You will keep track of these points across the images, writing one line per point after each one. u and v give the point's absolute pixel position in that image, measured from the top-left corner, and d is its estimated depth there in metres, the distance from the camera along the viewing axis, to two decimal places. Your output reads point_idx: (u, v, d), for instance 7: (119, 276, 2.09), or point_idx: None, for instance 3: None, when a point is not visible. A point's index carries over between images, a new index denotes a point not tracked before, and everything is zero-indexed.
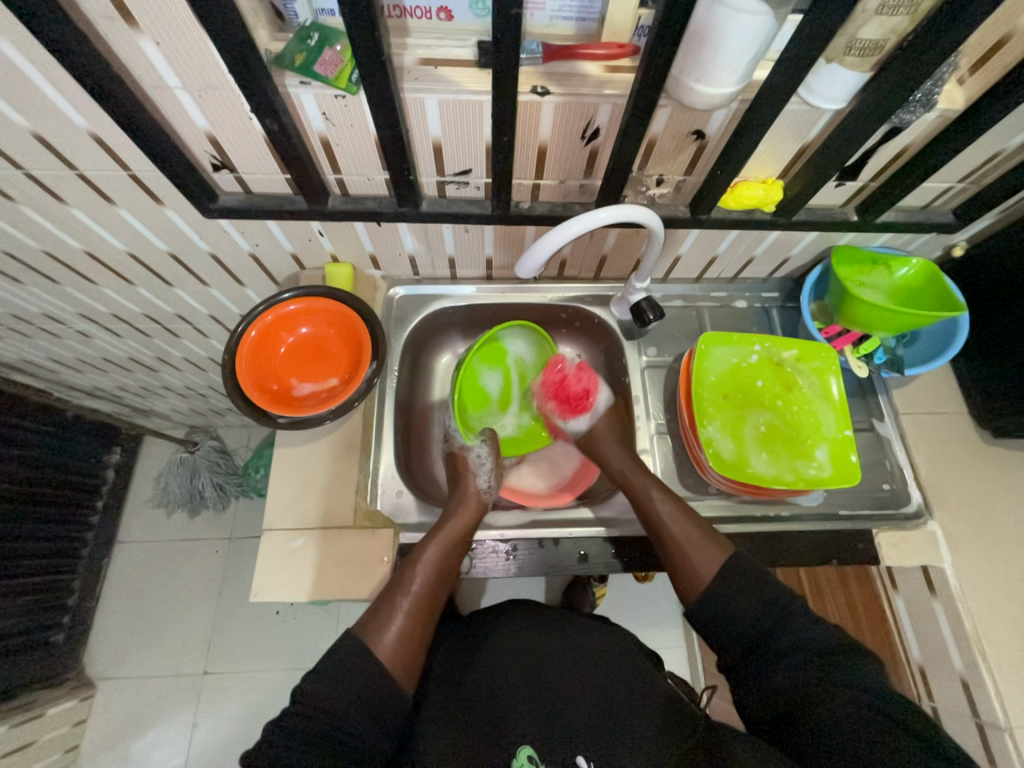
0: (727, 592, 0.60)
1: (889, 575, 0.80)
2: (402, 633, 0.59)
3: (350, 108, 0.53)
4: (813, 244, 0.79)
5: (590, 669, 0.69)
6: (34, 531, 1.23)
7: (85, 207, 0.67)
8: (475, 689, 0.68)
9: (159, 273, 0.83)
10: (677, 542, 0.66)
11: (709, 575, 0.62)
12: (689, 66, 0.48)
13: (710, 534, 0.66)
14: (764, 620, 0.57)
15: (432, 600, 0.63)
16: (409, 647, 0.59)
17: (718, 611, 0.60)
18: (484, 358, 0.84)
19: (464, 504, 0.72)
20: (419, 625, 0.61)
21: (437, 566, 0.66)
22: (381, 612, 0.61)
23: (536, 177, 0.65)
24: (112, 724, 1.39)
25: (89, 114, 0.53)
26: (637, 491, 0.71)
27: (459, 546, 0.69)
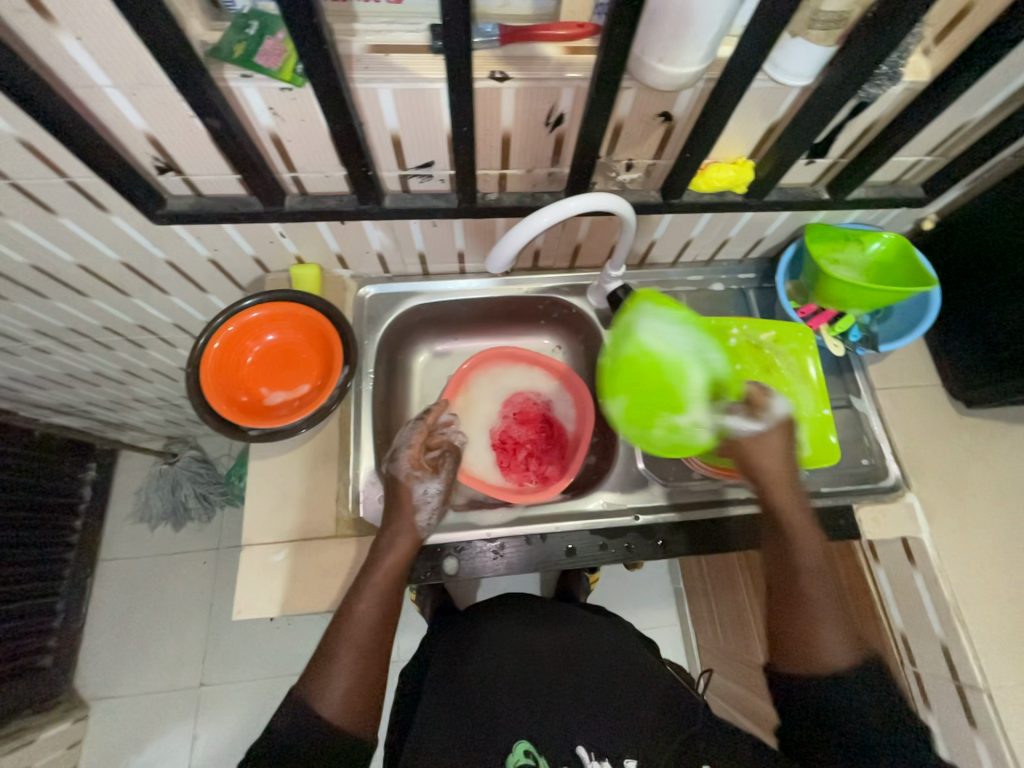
0: (856, 688, 0.54)
1: (871, 549, 0.79)
2: (346, 687, 0.57)
3: (298, 102, 0.50)
4: (786, 223, 0.78)
5: (588, 661, 0.70)
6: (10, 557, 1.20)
7: (23, 218, 0.63)
8: (473, 683, 0.68)
9: (113, 282, 0.79)
10: (814, 612, 0.58)
11: (833, 672, 0.55)
12: (650, 45, 0.46)
13: (848, 622, 0.58)
14: (888, 722, 0.52)
15: (379, 644, 0.60)
16: (356, 696, 0.57)
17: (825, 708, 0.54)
18: (653, 412, 0.65)
19: (398, 534, 0.66)
20: (366, 673, 0.58)
21: (378, 610, 0.62)
22: (322, 668, 0.58)
23: (502, 167, 0.62)
24: (107, 743, 1.37)
25: (13, 118, 0.49)
26: (801, 545, 0.61)
27: (398, 582, 0.64)
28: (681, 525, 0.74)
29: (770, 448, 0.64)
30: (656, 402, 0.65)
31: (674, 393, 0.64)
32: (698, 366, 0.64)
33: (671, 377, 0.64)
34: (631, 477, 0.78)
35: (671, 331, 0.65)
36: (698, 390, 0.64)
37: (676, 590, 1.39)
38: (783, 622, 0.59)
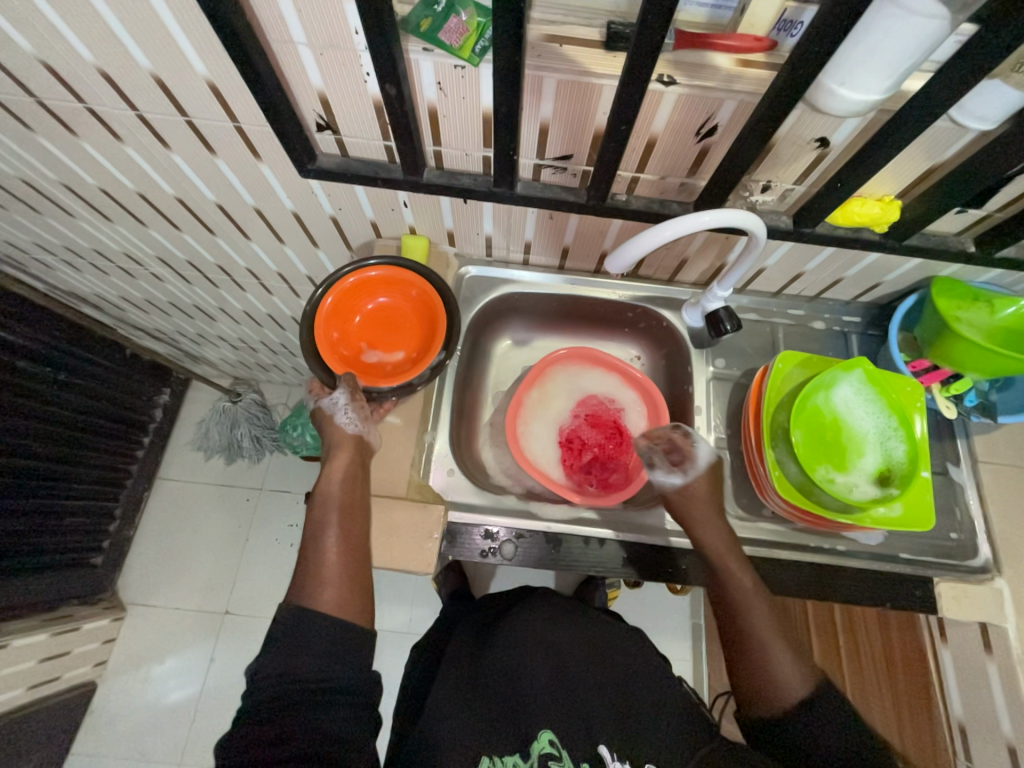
0: (813, 721, 0.57)
1: (938, 626, 0.78)
2: (335, 583, 0.61)
3: (467, 80, 0.52)
4: (912, 271, 0.74)
5: (612, 663, 0.70)
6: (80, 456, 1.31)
7: (185, 154, 0.68)
8: (495, 668, 0.69)
9: (238, 224, 0.84)
10: (762, 641, 0.62)
11: (794, 704, 0.58)
12: (835, 67, 0.45)
13: (797, 651, 0.62)
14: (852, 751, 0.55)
15: (353, 538, 0.65)
16: (350, 584, 0.62)
17: (795, 737, 0.57)
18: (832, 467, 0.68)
19: (339, 446, 0.71)
20: (353, 563, 0.63)
21: (340, 510, 0.66)
22: (311, 572, 0.61)
23: (637, 171, 0.62)
24: (136, 646, 1.47)
25: (210, 61, 0.54)
26: (730, 580, 0.66)
27: (351, 481, 0.69)
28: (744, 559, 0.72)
29: (692, 493, 0.71)
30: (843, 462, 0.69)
31: (852, 454, 0.69)
32: (881, 447, 0.69)
33: (852, 442, 0.69)
34: None
35: (867, 410, 0.70)
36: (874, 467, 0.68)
37: (694, 625, 1.35)
38: (741, 662, 0.62)
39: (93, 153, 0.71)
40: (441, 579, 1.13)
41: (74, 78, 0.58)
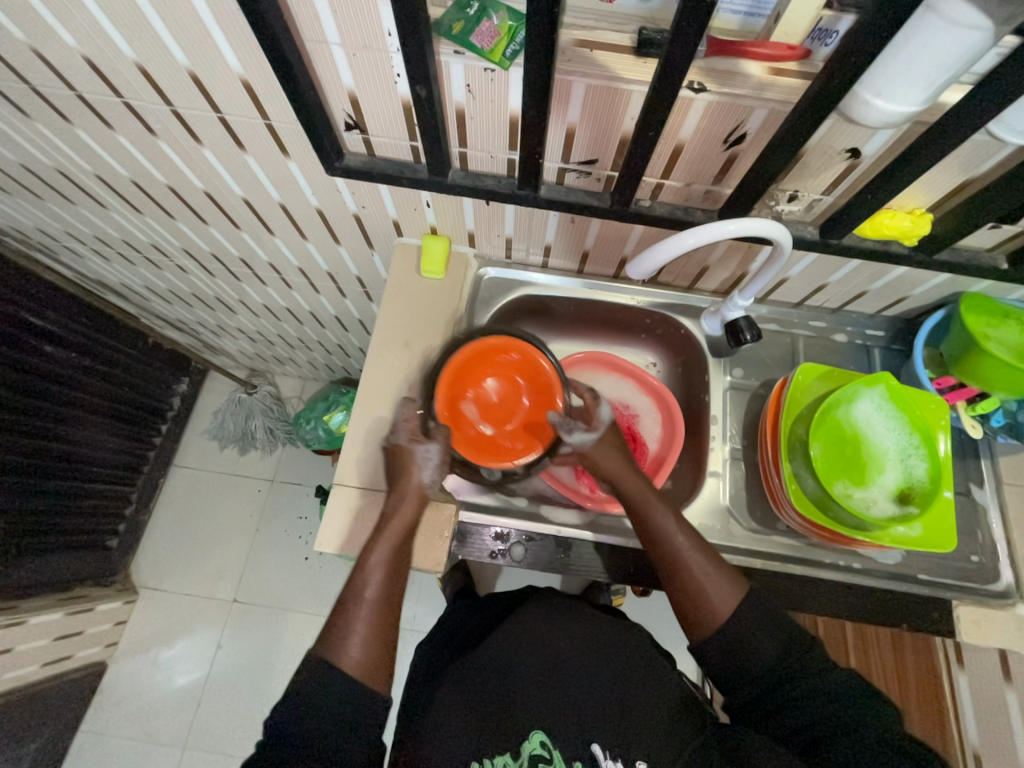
0: (743, 627, 0.59)
1: (955, 651, 0.76)
2: (365, 641, 0.60)
3: (496, 83, 0.53)
4: (940, 286, 0.73)
5: (606, 658, 0.70)
6: (100, 441, 1.34)
7: (216, 149, 0.70)
8: (489, 665, 0.70)
9: (264, 219, 0.86)
10: (690, 570, 0.63)
11: (725, 617, 0.60)
12: (871, 79, 0.44)
13: (723, 567, 0.63)
14: (786, 655, 0.58)
15: (393, 602, 0.63)
16: (376, 654, 0.60)
17: (734, 650, 0.59)
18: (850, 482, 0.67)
19: (403, 498, 0.67)
20: (383, 633, 0.61)
21: (388, 569, 0.64)
22: (341, 626, 0.60)
23: (662, 177, 0.62)
24: (147, 629, 1.50)
25: (245, 59, 0.55)
26: (647, 516, 0.67)
27: (405, 542, 0.66)
28: (756, 572, 0.71)
29: (598, 450, 0.72)
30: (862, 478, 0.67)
31: (872, 470, 0.67)
32: (903, 466, 0.67)
33: (872, 458, 0.68)
34: (712, 511, 0.76)
35: (887, 427, 0.68)
36: (895, 484, 0.67)
37: None
38: (676, 594, 0.63)
39: (128, 146, 0.73)
40: (447, 577, 1.14)
41: (113, 73, 0.60)
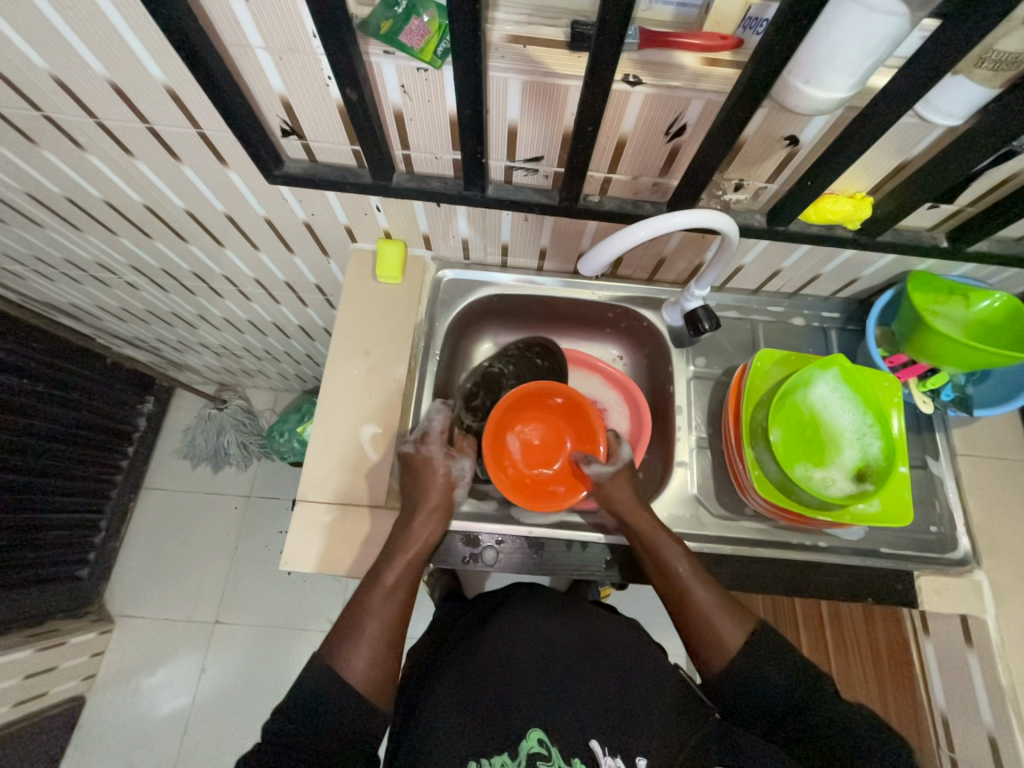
0: (756, 661, 0.61)
1: (922, 619, 0.77)
2: (371, 654, 0.57)
3: (430, 83, 0.51)
4: (888, 266, 0.74)
5: (603, 652, 0.70)
6: (60, 469, 1.29)
7: (150, 161, 0.67)
8: (487, 663, 0.68)
9: (211, 231, 0.83)
10: (701, 609, 0.63)
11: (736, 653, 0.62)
12: (799, 66, 0.45)
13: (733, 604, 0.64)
14: (795, 685, 0.60)
15: (403, 618, 0.61)
16: (383, 669, 0.58)
17: (746, 681, 0.61)
18: (811, 464, 0.68)
19: (425, 514, 0.66)
20: (393, 648, 0.59)
21: (404, 585, 0.62)
22: (350, 634, 0.58)
23: (610, 171, 0.62)
24: (126, 658, 1.45)
25: (166, 66, 0.52)
26: (658, 554, 0.67)
27: (421, 560, 0.65)
28: (727, 558, 0.72)
29: (611, 487, 0.71)
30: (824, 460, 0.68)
31: (830, 450, 0.69)
32: (862, 444, 0.68)
33: (831, 439, 0.69)
34: (682, 501, 0.76)
35: (847, 406, 0.70)
36: (853, 462, 0.68)
37: None
38: (687, 631, 0.64)
39: (56, 161, 0.69)
40: (431, 581, 1.13)
41: (28, 86, 0.57)
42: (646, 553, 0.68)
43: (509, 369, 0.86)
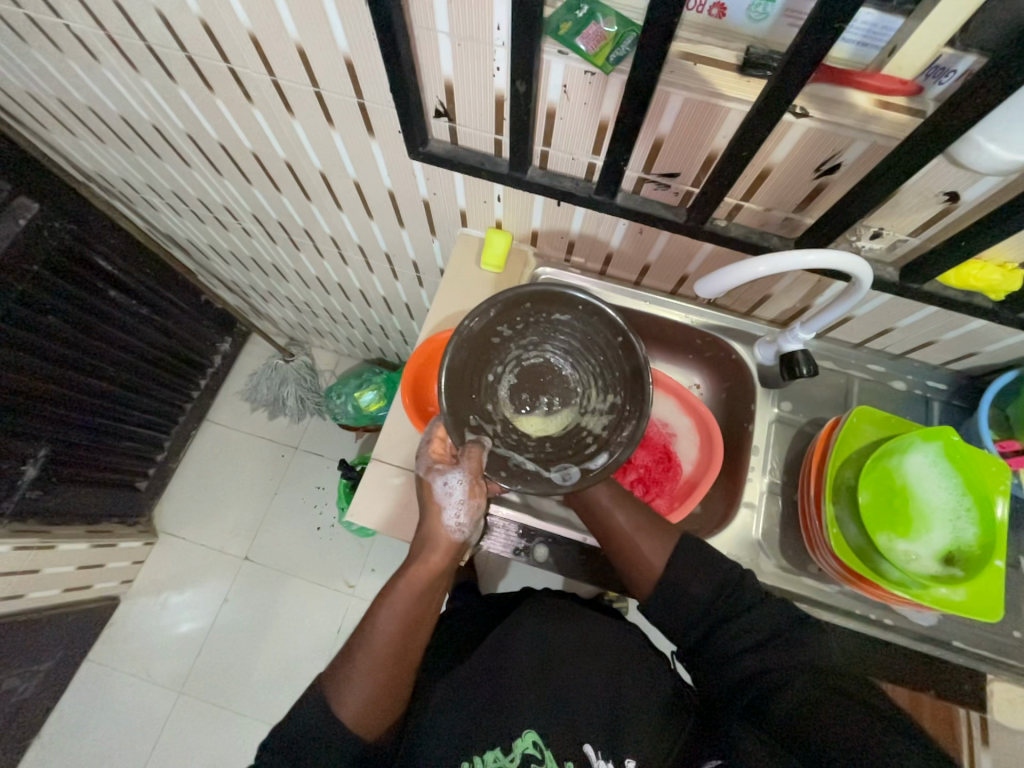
0: (680, 583, 0.62)
1: (981, 727, 0.72)
2: (365, 689, 0.59)
3: (593, 86, 0.53)
4: (1017, 346, 0.69)
5: (600, 655, 0.71)
6: (143, 386, 1.40)
7: (305, 122, 0.72)
8: (484, 663, 0.71)
9: (335, 194, 0.88)
10: (621, 535, 0.66)
11: (659, 575, 0.64)
12: (990, 121, 0.43)
13: (655, 527, 0.66)
14: (717, 597, 0.61)
15: (400, 653, 0.61)
16: (374, 705, 0.59)
17: (672, 602, 0.63)
18: (896, 534, 0.65)
19: (433, 546, 0.66)
20: (385, 684, 0.60)
21: (402, 621, 0.62)
22: (343, 670, 0.60)
23: (743, 199, 0.61)
24: (160, 572, 1.56)
25: (352, 38, 0.56)
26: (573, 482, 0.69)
27: (424, 593, 0.65)
28: None
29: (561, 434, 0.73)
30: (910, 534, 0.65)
31: (917, 524, 0.65)
32: (951, 527, 0.64)
33: (919, 513, 0.65)
34: (743, 544, 0.74)
35: (942, 486, 0.65)
36: (942, 545, 0.64)
37: None
38: (615, 560, 0.67)
39: (223, 110, 0.76)
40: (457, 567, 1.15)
41: (226, 39, 0.63)
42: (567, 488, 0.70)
43: (561, 353, 0.72)
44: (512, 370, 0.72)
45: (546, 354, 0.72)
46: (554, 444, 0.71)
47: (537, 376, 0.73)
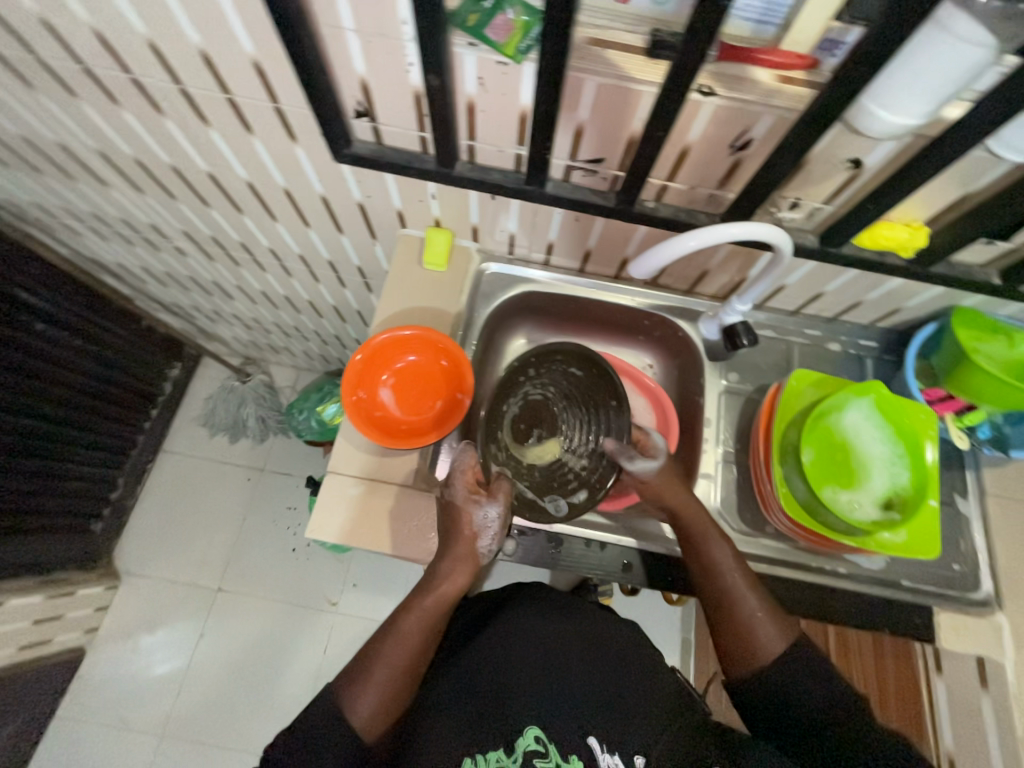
0: (790, 675, 0.60)
1: (933, 656, 0.76)
2: (378, 701, 0.59)
3: (508, 77, 0.53)
4: (934, 299, 0.74)
5: (604, 654, 0.71)
6: (86, 422, 1.32)
7: (223, 132, 0.70)
8: (486, 658, 0.69)
9: (266, 204, 0.85)
10: (737, 613, 0.64)
11: (774, 658, 0.61)
12: (878, 89, 0.45)
13: (771, 607, 0.64)
14: (805, 683, 0.60)
15: (416, 666, 0.62)
16: (385, 713, 0.59)
17: (780, 691, 0.60)
18: (840, 487, 0.68)
19: (458, 567, 0.65)
20: (396, 693, 0.60)
21: (419, 635, 0.63)
22: (356, 680, 0.60)
23: (668, 179, 0.63)
24: (127, 616, 1.48)
25: (258, 41, 0.54)
26: (703, 548, 0.67)
27: (445, 613, 0.65)
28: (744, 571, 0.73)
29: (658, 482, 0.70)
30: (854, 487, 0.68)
31: (857, 474, 0.69)
32: (890, 475, 0.68)
33: (858, 463, 0.69)
34: None
35: (875, 437, 0.69)
36: (882, 491, 0.68)
37: (683, 638, 1.34)
38: (720, 633, 0.65)
39: (133, 124, 0.72)
40: None
41: (124, 49, 0.60)
42: (689, 548, 0.69)
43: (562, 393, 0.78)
44: (517, 406, 0.78)
45: (547, 390, 0.79)
46: (543, 473, 0.75)
47: (537, 411, 0.78)
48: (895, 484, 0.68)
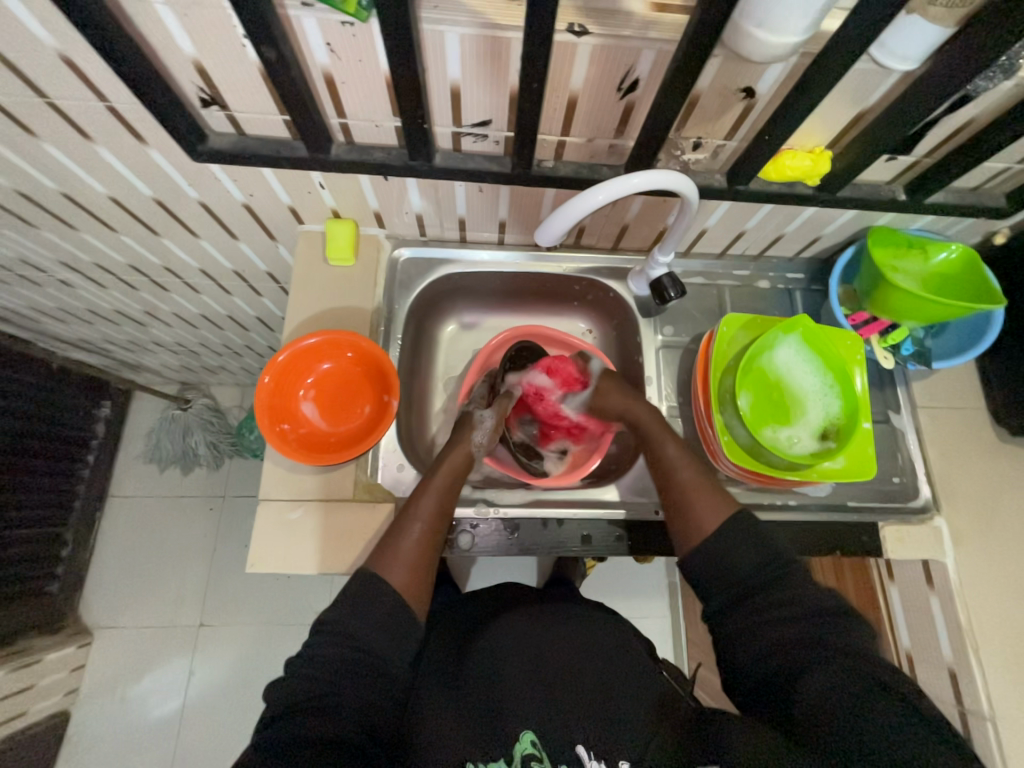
0: (727, 546, 0.61)
1: (887, 567, 0.81)
2: (410, 559, 0.63)
3: (359, 40, 0.47)
4: (849, 223, 0.74)
5: (589, 654, 0.65)
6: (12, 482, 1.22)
7: (58, 142, 0.60)
8: (473, 674, 0.63)
9: (142, 218, 0.76)
10: (679, 483, 0.68)
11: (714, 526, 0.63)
12: (750, 7, 0.42)
13: (715, 486, 0.67)
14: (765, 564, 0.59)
15: (440, 533, 0.67)
16: (419, 576, 0.62)
17: (718, 563, 0.61)
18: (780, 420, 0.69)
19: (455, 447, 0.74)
20: (424, 556, 0.64)
21: (436, 504, 0.68)
22: (389, 545, 0.64)
23: (563, 133, 0.59)
24: (108, 670, 1.42)
25: (55, 27, 0.46)
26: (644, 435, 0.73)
27: (455, 489, 0.70)
28: None
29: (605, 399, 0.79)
30: (795, 417, 0.69)
31: (795, 402, 0.70)
32: (825, 403, 0.69)
33: (795, 396, 0.70)
34: None
35: (807, 371, 0.70)
36: (819, 423, 0.69)
37: (670, 584, 1.39)
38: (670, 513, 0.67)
39: None
40: None
41: None
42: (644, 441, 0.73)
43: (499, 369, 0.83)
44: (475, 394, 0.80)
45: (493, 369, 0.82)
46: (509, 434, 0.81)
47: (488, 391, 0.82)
48: (827, 407, 0.69)
